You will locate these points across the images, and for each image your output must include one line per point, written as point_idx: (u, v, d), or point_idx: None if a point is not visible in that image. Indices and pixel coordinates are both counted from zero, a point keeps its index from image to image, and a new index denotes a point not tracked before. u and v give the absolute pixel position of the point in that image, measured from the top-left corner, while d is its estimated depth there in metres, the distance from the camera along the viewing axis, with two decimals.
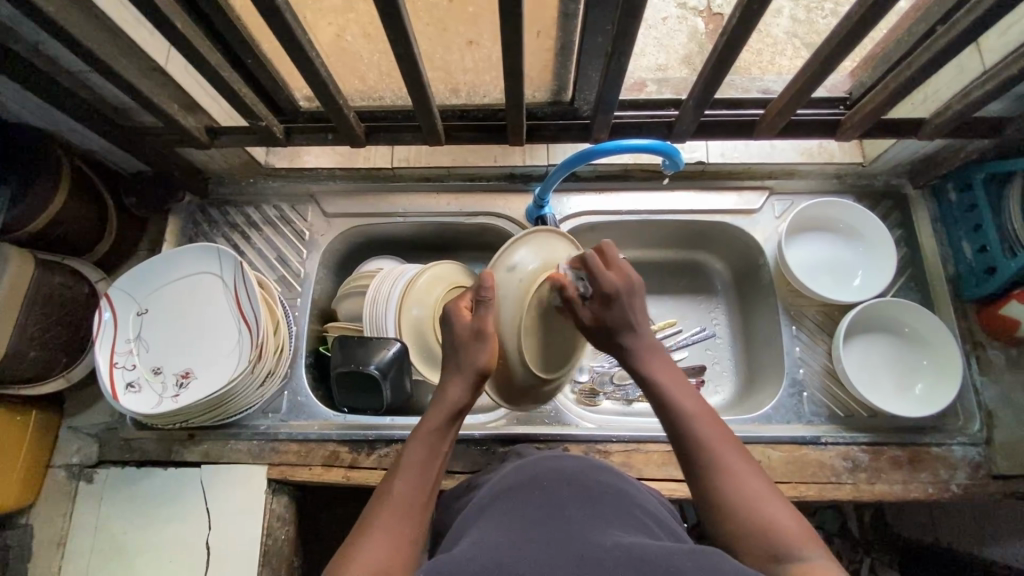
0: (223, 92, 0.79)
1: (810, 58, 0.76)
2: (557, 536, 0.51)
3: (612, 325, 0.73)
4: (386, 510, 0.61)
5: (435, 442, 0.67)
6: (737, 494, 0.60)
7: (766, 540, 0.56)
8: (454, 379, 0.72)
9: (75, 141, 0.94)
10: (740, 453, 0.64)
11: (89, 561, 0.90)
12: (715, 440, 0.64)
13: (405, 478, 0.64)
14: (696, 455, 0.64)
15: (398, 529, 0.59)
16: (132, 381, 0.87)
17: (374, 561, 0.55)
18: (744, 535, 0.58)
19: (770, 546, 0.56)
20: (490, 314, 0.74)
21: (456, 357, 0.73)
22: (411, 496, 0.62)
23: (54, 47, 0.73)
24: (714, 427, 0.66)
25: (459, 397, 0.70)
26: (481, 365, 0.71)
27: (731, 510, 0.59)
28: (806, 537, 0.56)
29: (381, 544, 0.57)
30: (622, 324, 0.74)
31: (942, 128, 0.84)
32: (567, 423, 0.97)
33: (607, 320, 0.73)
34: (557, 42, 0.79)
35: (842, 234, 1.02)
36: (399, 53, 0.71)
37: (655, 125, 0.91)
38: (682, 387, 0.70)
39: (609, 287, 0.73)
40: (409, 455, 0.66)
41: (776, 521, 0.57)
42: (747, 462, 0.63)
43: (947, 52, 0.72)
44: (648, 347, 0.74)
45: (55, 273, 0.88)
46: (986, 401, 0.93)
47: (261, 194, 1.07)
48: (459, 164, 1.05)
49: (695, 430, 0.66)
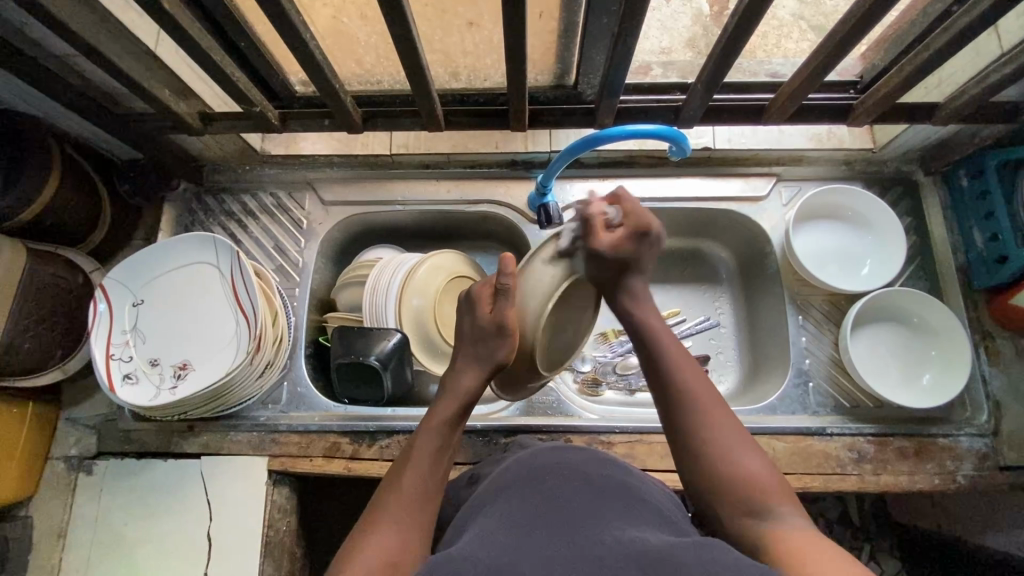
0: (215, 77, 0.76)
1: (823, 42, 0.74)
2: (559, 532, 0.50)
3: (626, 259, 0.71)
4: (392, 502, 0.60)
5: (444, 435, 0.67)
6: (719, 447, 0.60)
7: (744, 495, 0.57)
8: (470, 370, 0.71)
9: (65, 127, 0.91)
10: (723, 407, 0.63)
11: (90, 552, 0.90)
12: (698, 391, 0.64)
13: (413, 470, 0.63)
14: (679, 404, 0.64)
15: (406, 521, 0.58)
16: (129, 373, 0.85)
17: (383, 554, 0.54)
18: (723, 488, 0.58)
19: (748, 500, 0.57)
20: (512, 308, 0.70)
21: (476, 345, 0.71)
22: (419, 489, 0.61)
23: (38, 29, 0.70)
24: (699, 378, 0.65)
25: (473, 386, 0.70)
26: (500, 360, 0.70)
27: (712, 463, 0.60)
28: (783, 493, 0.57)
29: (389, 536, 0.56)
30: (634, 260, 0.72)
31: (957, 113, 0.82)
32: (570, 414, 0.95)
33: (628, 250, 0.70)
34: (560, 23, 0.77)
35: (850, 222, 1.00)
36: (397, 35, 0.68)
37: (661, 110, 0.89)
38: (667, 339, 0.70)
39: (646, 221, 0.71)
40: (417, 448, 0.65)
41: (755, 476, 0.58)
42: (729, 416, 0.63)
43: (965, 35, 0.70)
44: (642, 301, 0.73)
45: (47, 263, 0.87)
46: (993, 391, 0.92)
47: (257, 181, 1.05)
48: (459, 151, 1.02)
49: (680, 380, 0.65)
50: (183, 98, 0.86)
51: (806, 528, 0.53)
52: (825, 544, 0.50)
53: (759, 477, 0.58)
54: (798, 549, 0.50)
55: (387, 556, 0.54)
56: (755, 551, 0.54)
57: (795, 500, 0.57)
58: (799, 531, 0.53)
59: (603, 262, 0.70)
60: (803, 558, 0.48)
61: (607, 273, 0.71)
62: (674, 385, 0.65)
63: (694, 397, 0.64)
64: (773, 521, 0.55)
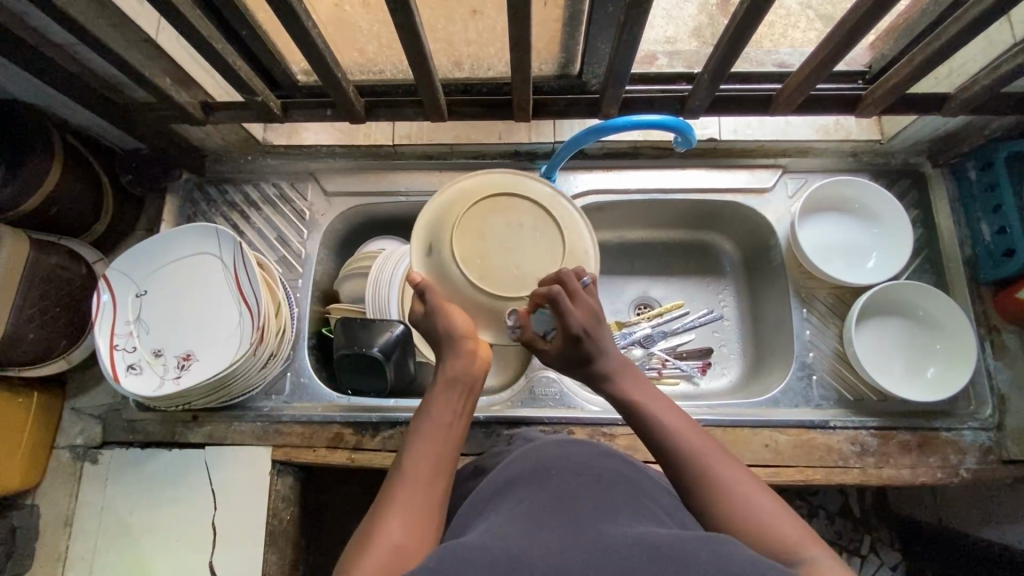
0: (216, 66, 0.75)
1: (832, 31, 0.72)
2: (569, 525, 0.50)
3: (584, 355, 0.69)
4: (399, 485, 0.58)
5: (441, 420, 0.64)
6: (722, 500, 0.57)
7: (757, 547, 0.53)
8: (451, 354, 0.67)
9: (65, 115, 0.91)
10: (722, 455, 0.60)
11: (96, 541, 0.90)
12: (695, 445, 0.61)
13: (415, 453, 0.61)
14: (677, 463, 0.61)
15: (412, 509, 0.56)
16: (132, 364, 0.85)
17: (388, 541, 0.52)
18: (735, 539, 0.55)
19: (760, 552, 0.53)
20: (433, 296, 0.67)
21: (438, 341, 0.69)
22: (424, 469, 0.60)
23: (38, 17, 0.69)
24: (689, 428, 0.63)
25: (464, 368, 0.67)
26: (457, 332, 0.67)
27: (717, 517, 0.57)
28: (803, 537, 0.53)
29: (396, 524, 0.54)
30: (592, 355, 0.69)
31: (967, 104, 0.80)
32: (572, 406, 0.95)
33: (574, 354, 0.69)
34: (565, 12, 0.76)
35: (857, 215, 0.99)
36: (400, 23, 0.67)
37: (666, 100, 0.88)
38: (659, 402, 0.67)
39: (575, 331, 0.66)
40: (418, 436, 0.63)
41: (764, 520, 0.54)
42: (725, 459, 0.60)
43: (976, 26, 0.69)
44: (619, 365, 0.70)
45: (52, 253, 0.87)
46: (999, 385, 0.92)
47: (260, 171, 1.05)
48: (462, 141, 1.02)
49: (676, 437, 0.62)
50: (184, 87, 0.85)
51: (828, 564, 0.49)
52: None
53: (771, 520, 0.54)
54: None
55: (395, 542, 0.52)
56: None
57: (817, 539, 0.53)
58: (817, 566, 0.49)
59: (567, 364, 0.71)
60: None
61: (582, 355, 0.69)
62: (670, 446, 0.62)
63: (691, 455, 0.61)
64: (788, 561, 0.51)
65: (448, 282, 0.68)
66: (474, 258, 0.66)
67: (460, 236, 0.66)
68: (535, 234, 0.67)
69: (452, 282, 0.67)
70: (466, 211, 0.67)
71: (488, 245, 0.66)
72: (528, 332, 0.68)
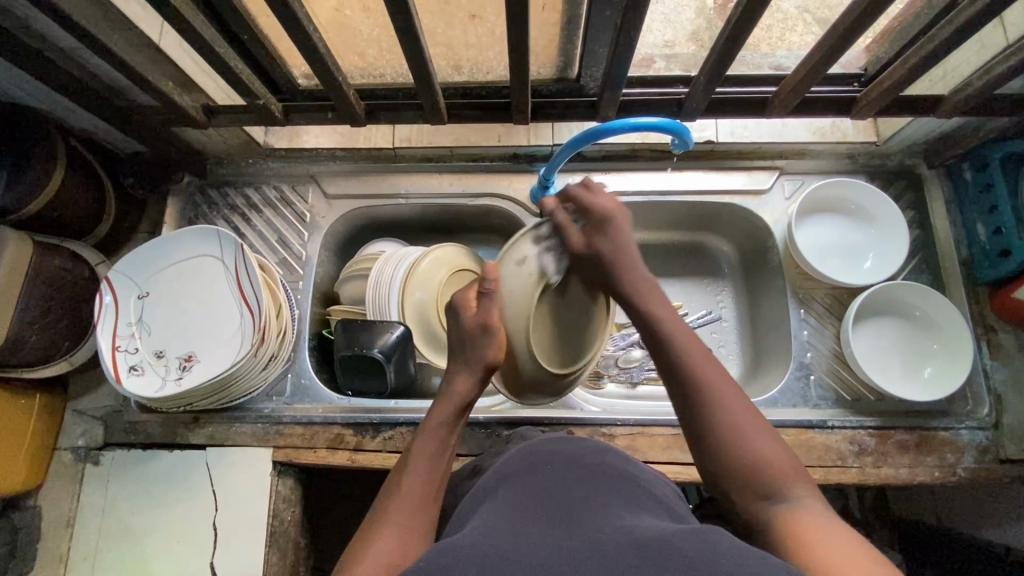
0: (219, 70, 0.76)
1: (826, 33, 0.73)
2: (564, 519, 0.50)
3: (608, 250, 0.70)
4: (394, 503, 0.58)
5: (441, 437, 0.64)
6: (724, 444, 0.58)
7: (749, 476, 0.56)
8: (461, 373, 0.69)
9: (68, 119, 0.92)
10: (732, 387, 0.61)
11: (97, 543, 0.91)
12: (713, 392, 0.60)
13: (411, 473, 0.61)
14: (690, 403, 0.61)
15: (404, 524, 0.56)
16: (135, 365, 0.86)
17: (381, 556, 0.52)
18: (733, 474, 0.57)
19: (750, 480, 0.56)
20: (495, 307, 0.70)
21: (463, 350, 0.69)
22: (419, 488, 0.60)
23: (41, 22, 0.70)
24: (702, 352, 0.64)
25: (467, 391, 0.68)
26: (489, 361, 0.68)
27: (718, 450, 0.58)
28: (793, 475, 0.55)
29: (391, 538, 0.54)
30: (614, 249, 0.71)
31: (962, 105, 0.81)
32: (573, 407, 0.97)
33: (600, 245, 0.70)
34: (563, 15, 0.77)
35: (853, 216, 1.00)
36: (400, 27, 0.68)
37: (664, 103, 0.89)
38: (691, 339, 0.65)
39: (602, 212, 0.71)
40: (413, 454, 0.63)
41: (759, 457, 0.56)
42: (734, 389, 0.61)
43: (969, 27, 0.70)
44: (632, 266, 0.70)
45: (55, 255, 0.88)
46: (996, 385, 0.92)
47: (260, 174, 1.05)
48: (461, 144, 1.02)
49: (696, 375, 0.62)
50: (186, 91, 0.86)
51: (824, 515, 0.51)
52: (840, 534, 0.48)
53: (768, 462, 0.56)
54: (808, 534, 0.49)
55: (389, 557, 0.52)
56: (764, 535, 0.53)
57: (813, 488, 0.55)
58: (815, 518, 0.51)
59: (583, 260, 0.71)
60: (818, 547, 0.47)
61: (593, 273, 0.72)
62: (683, 371, 0.62)
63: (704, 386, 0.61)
64: (779, 503, 0.54)
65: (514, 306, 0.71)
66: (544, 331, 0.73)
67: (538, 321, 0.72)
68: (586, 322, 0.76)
69: (519, 315, 0.70)
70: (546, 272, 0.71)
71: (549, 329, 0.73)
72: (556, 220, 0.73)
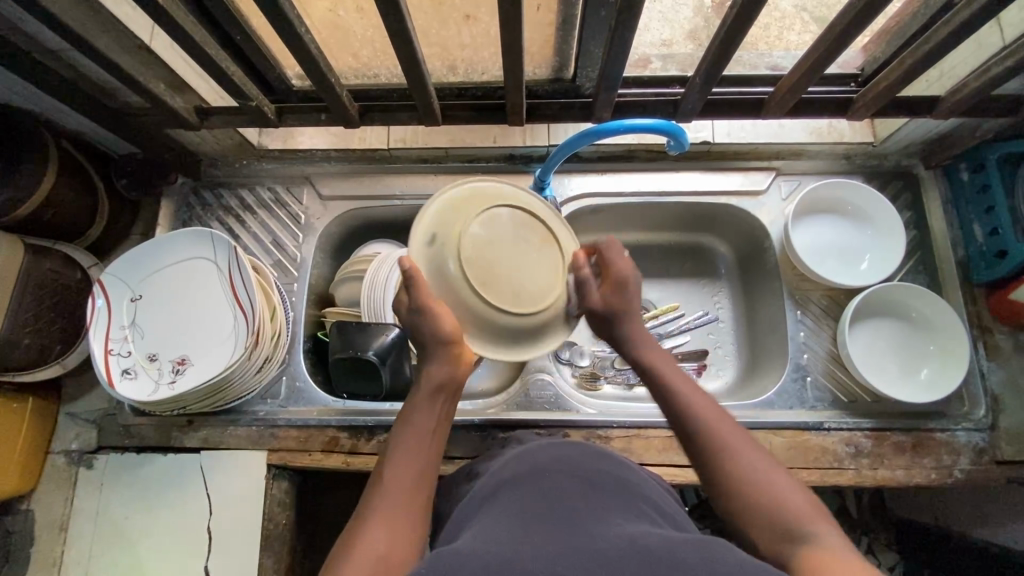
0: (210, 71, 0.76)
1: (822, 34, 0.73)
2: (559, 528, 0.49)
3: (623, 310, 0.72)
4: (382, 501, 0.57)
5: (426, 425, 0.64)
6: (743, 487, 0.57)
7: (770, 517, 0.54)
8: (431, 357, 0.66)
9: (59, 120, 0.91)
10: (741, 434, 0.61)
11: (90, 547, 0.90)
12: (725, 433, 0.61)
13: (398, 463, 0.60)
14: (701, 448, 0.61)
15: (394, 514, 0.56)
16: (127, 368, 0.85)
17: (372, 548, 0.52)
18: (754, 518, 0.55)
19: (771, 521, 0.54)
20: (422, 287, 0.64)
21: (417, 338, 0.66)
22: (407, 479, 0.59)
23: (30, 24, 0.69)
24: (707, 404, 0.65)
25: (446, 374, 0.66)
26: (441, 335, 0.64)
27: (735, 496, 0.57)
28: (815, 515, 0.53)
29: (381, 530, 0.54)
30: (625, 308, 0.72)
31: (960, 105, 0.81)
32: (568, 410, 0.95)
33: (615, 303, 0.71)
34: (558, 16, 0.76)
35: (849, 216, 1.00)
36: (392, 29, 0.68)
37: (659, 104, 0.89)
38: (691, 387, 0.67)
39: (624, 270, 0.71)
40: (396, 449, 0.62)
41: (778, 496, 0.55)
42: (742, 436, 0.61)
43: (966, 28, 0.69)
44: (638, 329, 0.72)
45: (47, 258, 0.87)
46: (992, 386, 0.92)
47: (254, 176, 1.05)
48: (457, 145, 1.02)
49: (700, 424, 0.62)
50: (178, 91, 0.85)
51: (843, 547, 0.49)
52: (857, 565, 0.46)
53: (787, 501, 0.54)
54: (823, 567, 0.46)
55: (380, 549, 0.52)
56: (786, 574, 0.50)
57: (829, 517, 0.53)
58: (835, 549, 0.49)
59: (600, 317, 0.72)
60: None
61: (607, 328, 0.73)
62: (688, 420, 0.63)
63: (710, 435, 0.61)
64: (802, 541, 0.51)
65: (445, 267, 0.65)
66: (490, 283, 0.64)
67: (482, 277, 0.63)
68: (536, 254, 0.66)
69: (459, 290, 0.64)
70: (551, 238, 0.68)
71: (503, 279, 0.64)
72: (582, 276, 0.70)
